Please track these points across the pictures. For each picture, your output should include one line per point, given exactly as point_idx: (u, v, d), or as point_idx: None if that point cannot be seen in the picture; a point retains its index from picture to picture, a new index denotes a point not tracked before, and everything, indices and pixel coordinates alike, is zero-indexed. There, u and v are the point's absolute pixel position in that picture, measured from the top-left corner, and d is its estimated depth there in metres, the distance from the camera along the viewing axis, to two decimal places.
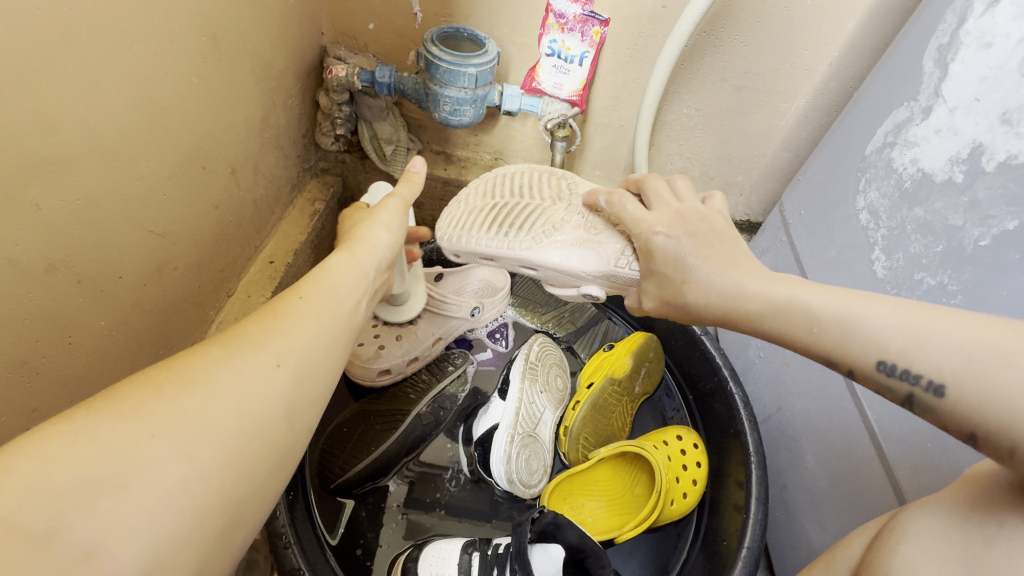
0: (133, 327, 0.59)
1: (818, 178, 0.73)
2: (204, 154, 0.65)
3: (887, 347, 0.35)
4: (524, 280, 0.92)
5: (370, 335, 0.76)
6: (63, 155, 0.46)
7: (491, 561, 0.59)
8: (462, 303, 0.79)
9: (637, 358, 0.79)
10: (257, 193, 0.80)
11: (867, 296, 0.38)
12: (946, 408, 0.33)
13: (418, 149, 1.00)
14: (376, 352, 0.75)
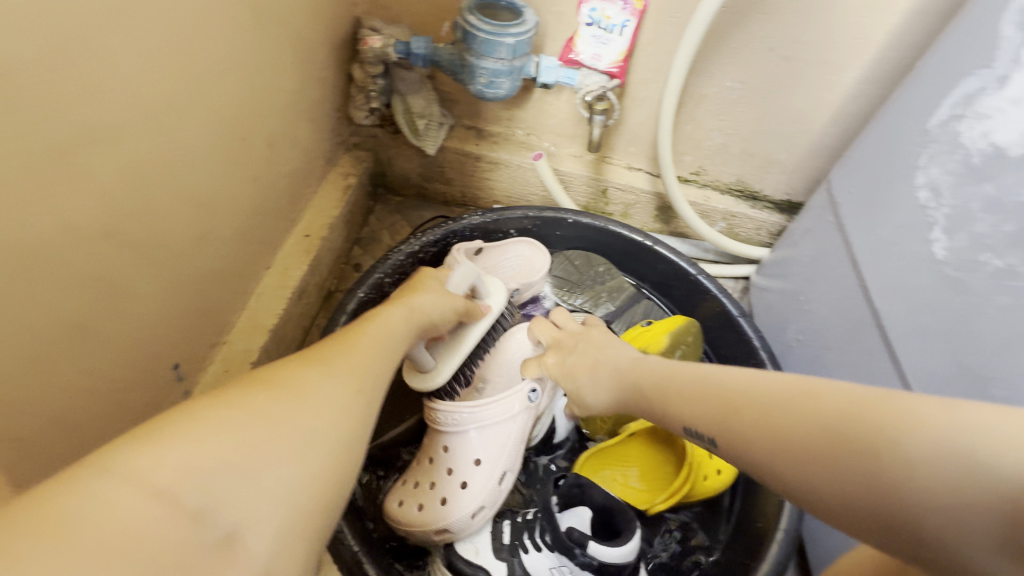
0: (179, 296, 0.61)
1: (871, 156, 0.69)
2: (242, 125, 0.66)
3: (842, 416, 0.32)
4: (561, 260, 0.94)
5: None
6: (111, 124, 0.46)
7: (520, 526, 0.64)
8: None
9: (674, 339, 0.78)
10: (292, 167, 0.81)
11: (807, 402, 0.34)
12: (889, 472, 0.28)
13: (451, 124, 0.99)
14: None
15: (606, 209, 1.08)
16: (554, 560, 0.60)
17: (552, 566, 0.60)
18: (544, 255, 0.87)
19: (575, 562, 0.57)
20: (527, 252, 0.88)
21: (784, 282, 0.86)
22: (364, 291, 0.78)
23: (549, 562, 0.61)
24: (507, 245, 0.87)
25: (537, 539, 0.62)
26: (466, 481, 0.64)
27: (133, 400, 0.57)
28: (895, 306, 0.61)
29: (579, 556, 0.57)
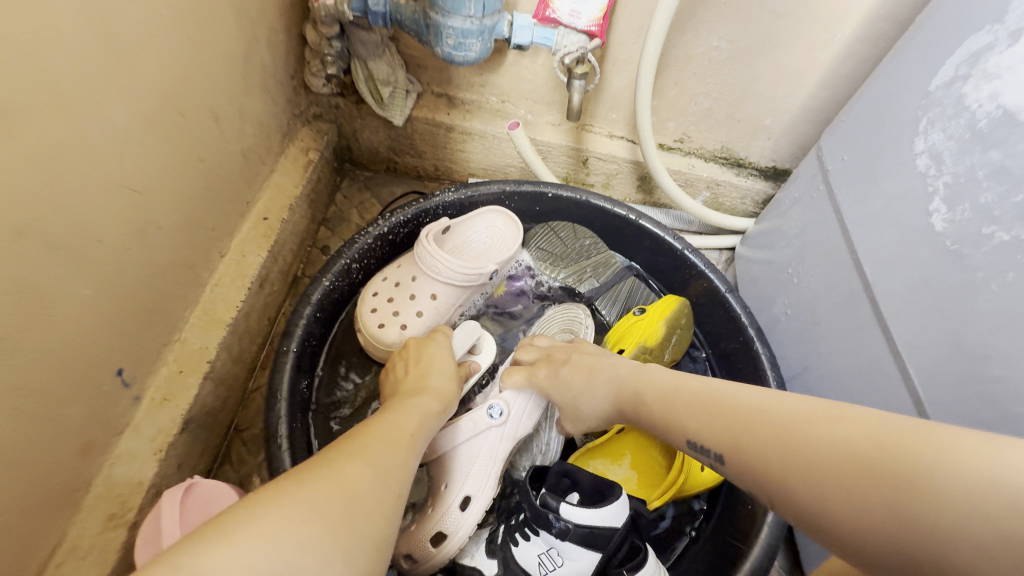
0: (121, 294, 0.54)
1: (866, 120, 0.64)
2: (182, 97, 0.58)
3: (862, 455, 0.32)
4: (547, 231, 0.85)
5: (387, 312, 0.72)
6: (14, 98, 0.39)
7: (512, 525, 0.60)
8: (483, 273, 0.74)
9: (670, 325, 0.74)
10: (245, 142, 0.73)
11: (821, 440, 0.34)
12: (918, 504, 0.28)
13: (419, 92, 0.92)
14: (399, 334, 0.71)
15: (587, 180, 1.03)
16: (542, 545, 0.56)
17: (540, 552, 0.56)
18: (515, 224, 0.82)
19: (553, 532, 0.53)
20: (498, 222, 0.83)
21: (770, 253, 0.83)
22: (331, 278, 0.72)
23: (537, 549, 0.56)
24: (474, 218, 0.82)
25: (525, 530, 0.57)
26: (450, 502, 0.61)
27: (76, 415, 0.50)
28: (888, 282, 0.58)
29: (555, 522, 0.53)
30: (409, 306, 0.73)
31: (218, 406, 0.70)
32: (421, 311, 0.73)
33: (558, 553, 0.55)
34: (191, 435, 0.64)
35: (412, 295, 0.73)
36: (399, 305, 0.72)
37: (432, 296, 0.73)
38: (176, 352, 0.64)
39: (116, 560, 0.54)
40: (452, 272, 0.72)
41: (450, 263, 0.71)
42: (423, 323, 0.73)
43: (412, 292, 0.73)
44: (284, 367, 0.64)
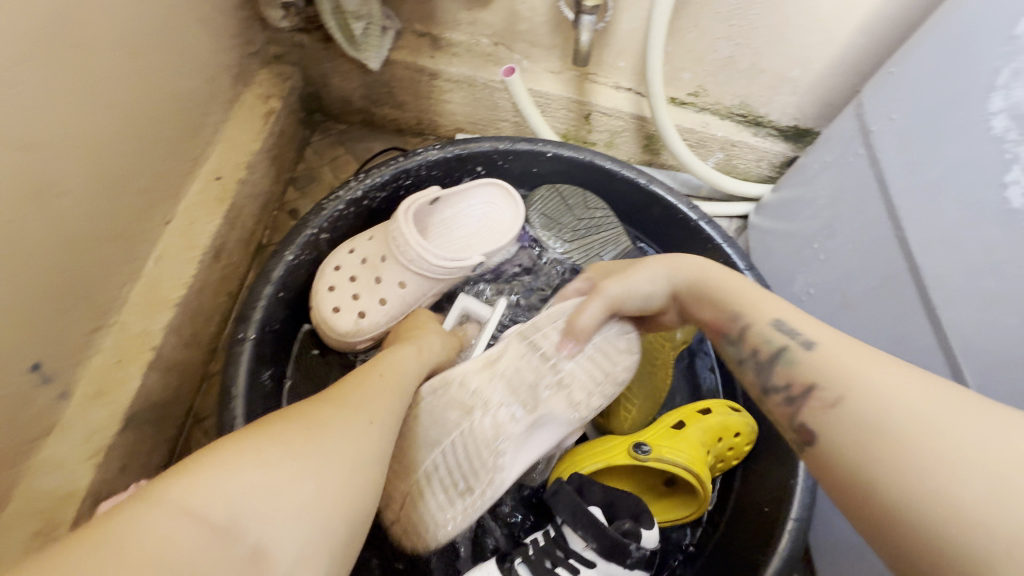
0: (20, 274, 0.44)
1: (926, 72, 0.54)
2: (84, 21, 0.45)
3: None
4: (554, 196, 0.76)
5: (346, 295, 0.64)
6: None
7: (541, 555, 0.54)
8: (461, 263, 0.64)
9: None
10: (183, 85, 0.60)
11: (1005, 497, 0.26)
12: None
13: (396, 29, 0.78)
14: (355, 322, 0.64)
15: (589, 138, 0.91)
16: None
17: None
18: (517, 203, 0.73)
19: (629, 563, 0.51)
20: (498, 199, 0.73)
21: (792, 224, 0.74)
22: (295, 252, 0.62)
23: None
24: (466, 195, 0.72)
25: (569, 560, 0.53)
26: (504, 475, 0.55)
27: None
28: (945, 263, 0.51)
29: (635, 552, 0.51)
30: (372, 292, 0.64)
31: (170, 396, 0.61)
32: (386, 299, 0.64)
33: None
34: (135, 433, 0.56)
35: (378, 279, 0.64)
36: (362, 289, 0.64)
37: (398, 283, 0.63)
38: (112, 338, 0.55)
39: None
40: (421, 259, 0.62)
41: (424, 253, 0.62)
42: (385, 313, 0.64)
43: (377, 276, 0.64)
44: (240, 358, 0.56)
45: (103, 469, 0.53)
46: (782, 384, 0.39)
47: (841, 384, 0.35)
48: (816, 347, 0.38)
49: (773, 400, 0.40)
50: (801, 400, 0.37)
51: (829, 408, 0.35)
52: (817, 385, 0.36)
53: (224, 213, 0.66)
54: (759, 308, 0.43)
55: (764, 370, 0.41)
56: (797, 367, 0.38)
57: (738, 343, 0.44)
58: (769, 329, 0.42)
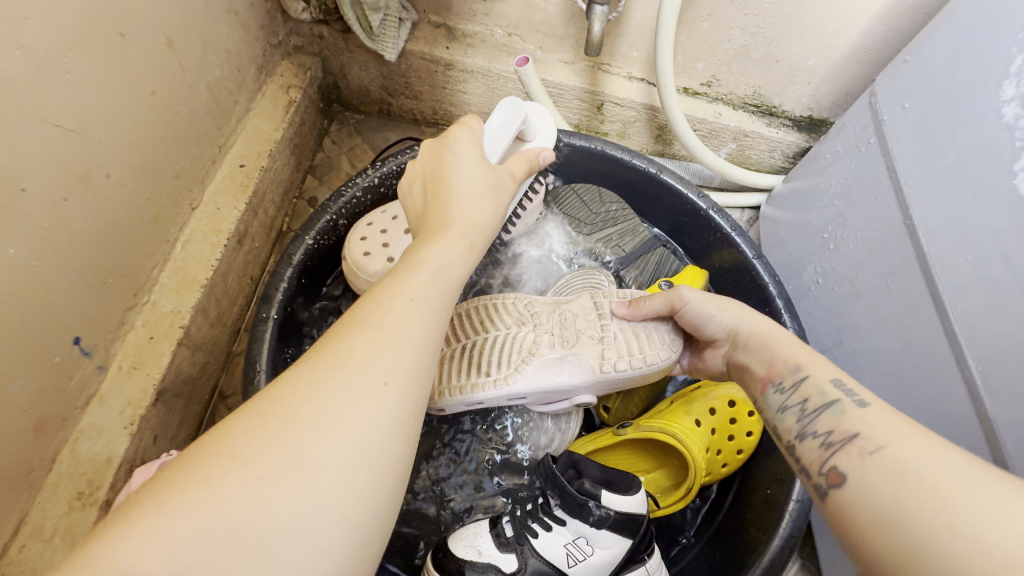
0: (63, 253, 0.47)
1: (939, 61, 0.54)
2: (121, 14, 0.48)
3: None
4: (569, 193, 0.81)
5: (376, 243, 0.64)
6: None
7: (523, 518, 0.56)
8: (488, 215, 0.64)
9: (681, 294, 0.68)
10: (210, 75, 0.63)
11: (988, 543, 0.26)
12: None
13: (413, 21, 0.80)
14: (383, 265, 0.64)
15: (602, 128, 0.92)
16: (568, 535, 0.54)
17: (566, 542, 0.54)
18: (538, 180, 0.70)
19: (590, 521, 0.52)
20: None
21: (803, 215, 0.75)
22: (315, 236, 0.65)
23: (562, 540, 0.54)
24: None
25: (546, 520, 0.55)
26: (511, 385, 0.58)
27: (20, 390, 0.45)
28: (953, 250, 0.51)
29: (593, 511, 0.52)
30: (400, 240, 0.64)
31: (197, 373, 0.65)
32: (412, 247, 0.64)
33: (587, 543, 0.53)
34: (166, 406, 0.60)
35: (405, 229, 0.64)
36: (390, 236, 0.64)
37: (426, 230, 0.64)
38: (145, 316, 0.58)
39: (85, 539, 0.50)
40: None
41: None
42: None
43: (405, 225, 0.64)
44: (264, 336, 0.59)
45: (138, 439, 0.56)
46: (821, 432, 0.38)
47: (887, 435, 0.34)
48: (868, 408, 0.37)
49: (808, 444, 0.39)
50: (839, 446, 0.36)
51: (867, 454, 0.34)
52: (862, 435, 0.35)
53: (247, 200, 0.69)
54: (824, 365, 0.42)
55: (807, 418, 0.40)
56: (845, 420, 0.37)
57: (788, 391, 0.43)
58: (827, 384, 0.41)
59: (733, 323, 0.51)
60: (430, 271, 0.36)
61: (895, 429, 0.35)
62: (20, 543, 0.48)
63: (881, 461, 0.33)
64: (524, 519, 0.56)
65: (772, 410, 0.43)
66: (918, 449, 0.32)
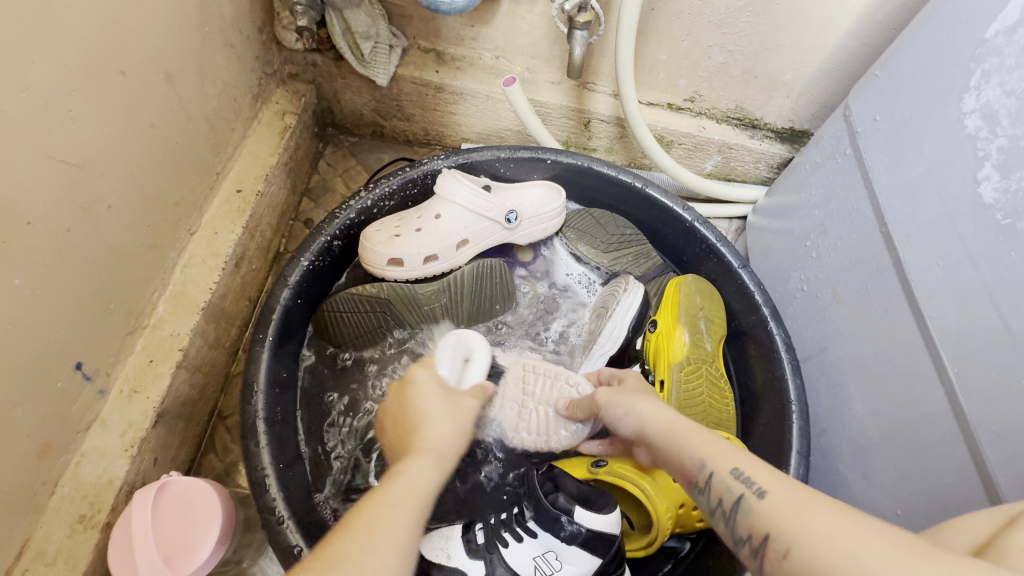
0: (69, 282, 0.49)
1: (904, 76, 0.57)
2: (122, 53, 0.51)
3: None
4: (586, 217, 0.79)
5: (391, 225, 0.69)
6: None
7: (496, 527, 0.58)
8: (496, 204, 0.69)
9: (688, 319, 0.69)
10: (208, 105, 0.65)
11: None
12: None
13: (404, 47, 0.83)
14: (390, 239, 0.67)
15: (589, 144, 0.95)
16: (538, 547, 0.55)
17: (535, 555, 0.54)
18: (561, 195, 0.74)
19: (560, 535, 0.54)
20: (541, 196, 0.74)
21: (787, 223, 0.76)
22: (310, 257, 0.67)
23: (532, 552, 0.55)
24: (520, 189, 0.73)
25: (518, 530, 0.56)
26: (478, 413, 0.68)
27: (24, 416, 0.47)
28: (927, 257, 0.53)
29: (566, 525, 0.53)
30: (411, 223, 0.68)
31: (196, 394, 0.66)
32: (423, 229, 0.67)
33: (556, 558, 0.54)
34: (165, 427, 0.61)
35: (419, 215, 0.69)
36: (405, 218, 0.69)
37: (436, 213, 0.68)
38: (145, 340, 0.60)
39: (87, 562, 0.51)
40: (463, 191, 0.68)
41: (460, 181, 0.68)
42: (419, 239, 0.67)
43: (420, 213, 0.69)
44: (262, 355, 0.60)
45: (139, 461, 0.57)
46: (745, 537, 0.36)
47: (790, 532, 0.33)
48: (768, 499, 0.36)
49: (743, 553, 0.36)
50: (762, 551, 0.34)
51: (783, 559, 0.33)
52: (772, 536, 0.34)
53: (245, 224, 0.71)
54: (721, 454, 0.40)
55: (730, 524, 0.37)
56: (756, 518, 0.35)
57: (704, 492, 0.39)
58: (730, 479, 0.38)
59: (644, 423, 0.48)
60: (406, 481, 0.40)
61: (792, 513, 0.34)
62: (23, 566, 0.49)
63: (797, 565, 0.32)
64: (498, 529, 0.57)
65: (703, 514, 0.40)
66: (820, 532, 0.32)
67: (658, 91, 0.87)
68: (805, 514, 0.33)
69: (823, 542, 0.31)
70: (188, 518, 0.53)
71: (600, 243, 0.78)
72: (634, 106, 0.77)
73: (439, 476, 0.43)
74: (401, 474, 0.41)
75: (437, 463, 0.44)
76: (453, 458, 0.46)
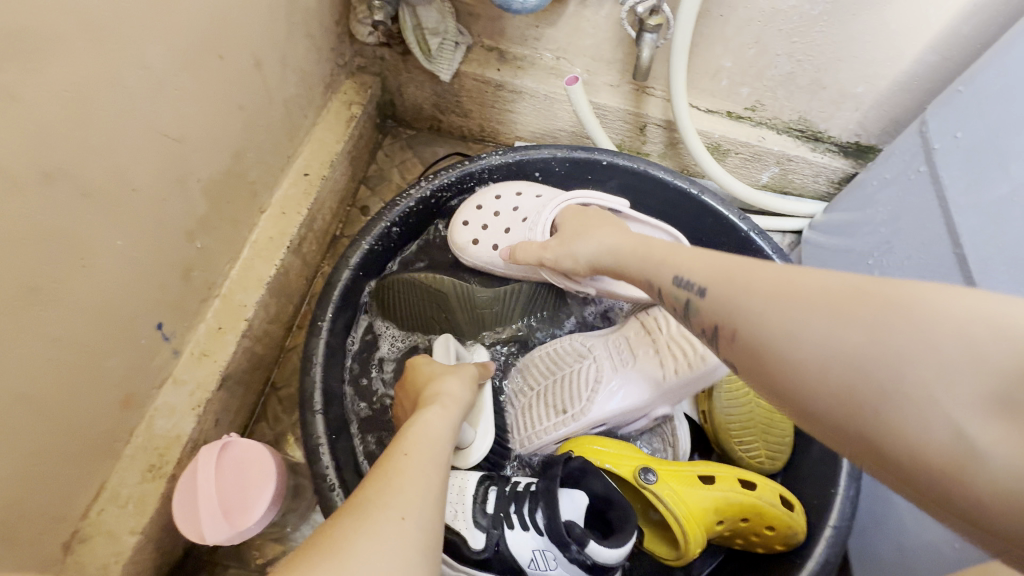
0: (161, 248, 0.53)
1: (991, 93, 0.54)
2: (222, 38, 0.54)
3: None
4: None
5: (474, 226, 0.74)
6: (52, 37, 0.37)
7: (508, 497, 0.58)
8: None
9: None
10: (287, 92, 0.69)
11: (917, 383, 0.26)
12: None
13: (469, 45, 0.85)
14: (468, 243, 0.74)
15: (643, 149, 0.95)
16: (540, 542, 0.55)
17: (535, 547, 0.55)
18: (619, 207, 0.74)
19: (566, 554, 0.53)
20: None
21: (848, 241, 0.74)
22: (371, 241, 0.69)
23: (532, 543, 0.55)
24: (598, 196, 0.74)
25: (526, 517, 0.56)
26: (598, 404, 0.65)
27: (114, 366, 0.51)
28: (1007, 282, 0.51)
29: (573, 552, 0.53)
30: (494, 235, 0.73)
31: (256, 362, 0.70)
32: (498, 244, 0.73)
33: (553, 557, 0.55)
34: (228, 392, 0.65)
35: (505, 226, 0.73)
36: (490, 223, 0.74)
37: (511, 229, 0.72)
38: (216, 308, 0.64)
39: (155, 508, 0.55)
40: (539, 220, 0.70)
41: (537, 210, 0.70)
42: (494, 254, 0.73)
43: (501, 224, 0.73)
44: (321, 331, 0.63)
45: (204, 420, 0.61)
46: (698, 332, 0.39)
47: (737, 315, 0.35)
48: (706, 293, 0.38)
49: (700, 344, 0.39)
50: (711, 335, 0.37)
51: (732, 340, 0.35)
52: (719, 324, 0.36)
53: (310, 206, 0.74)
54: (666, 268, 0.44)
55: (687, 324, 0.40)
56: (704, 312, 0.38)
57: (660, 302, 0.44)
58: (673, 287, 0.42)
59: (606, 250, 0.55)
60: (423, 426, 0.44)
61: (736, 297, 0.36)
62: (99, 507, 0.53)
63: (744, 342, 0.34)
64: (507, 506, 0.57)
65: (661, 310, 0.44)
66: (792, 326, 0.31)
67: (719, 99, 0.86)
68: (739, 301, 0.35)
69: (769, 321, 0.32)
70: (244, 480, 0.56)
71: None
72: (688, 113, 0.77)
73: (448, 422, 0.47)
74: (418, 421, 0.45)
75: (442, 408, 0.48)
76: (460, 408, 0.50)
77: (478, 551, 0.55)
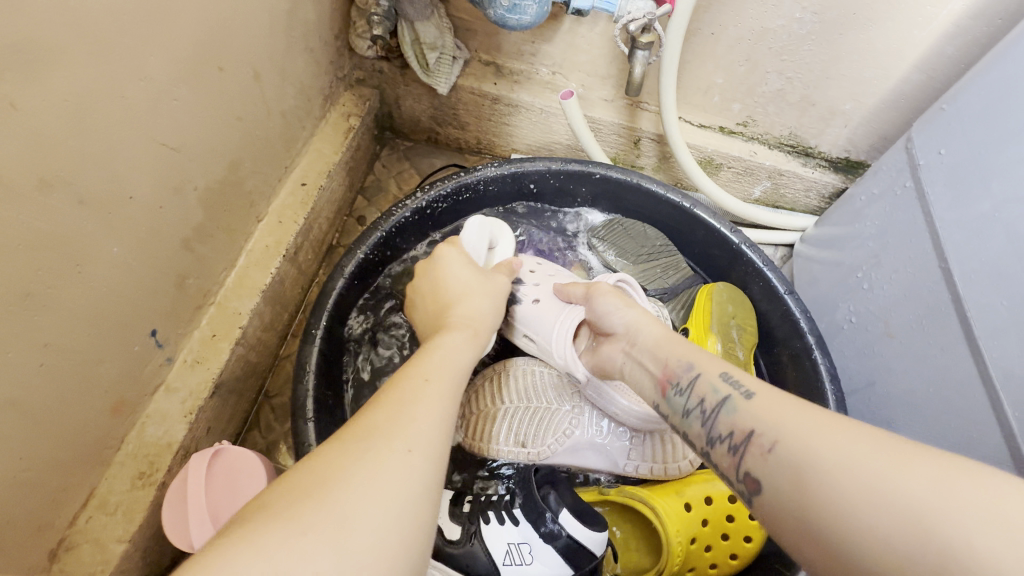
0: (156, 255, 0.54)
1: (975, 112, 0.55)
2: (222, 51, 0.55)
3: None
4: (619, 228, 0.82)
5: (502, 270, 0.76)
6: (54, 49, 0.38)
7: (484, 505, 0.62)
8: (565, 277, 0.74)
9: (721, 326, 0.72)
10: (286, 103, 0.70)
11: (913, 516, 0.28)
12: None
13: (465, 59, 0.86)
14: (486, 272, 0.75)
15: (637, 162, 0.96)
16: (516, 536, 0.59)
17: (510, 541, 0.59)
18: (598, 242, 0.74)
19: (539, 530, 0.59)
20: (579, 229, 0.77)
21: (837, 254, 0.75)
22: (366, 250, 0.70)
23: (509, 537, 0.59)
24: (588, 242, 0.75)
25: (502, 514, 0.61)
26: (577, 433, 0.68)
27: (106, 373, 0.51)
28: (990, 296, 0.52)
29: (547, 522, 0.59)
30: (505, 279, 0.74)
31: (250, 371, 0.70)
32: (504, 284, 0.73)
33: (528, 552, 0.58)
34: (220, 399, 0.65)
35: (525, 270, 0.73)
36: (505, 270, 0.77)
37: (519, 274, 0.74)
38: (211, 316, 0.64)
39: (143, 516, 0.55)
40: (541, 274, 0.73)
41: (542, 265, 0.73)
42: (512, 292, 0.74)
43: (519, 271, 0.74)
44: (314, 340, 0.64)
45: (195, 427, 0.61)
46: (726, 434, 0.41)
47: (778, 431, 0.37)
48: (754, 397, 0.41)
49: (717, 449, 0.41)
50: (743, 448, 0.39)
51: (766, 454, 0.37)
52: (755, 433, 0.38)
53: (307, 215, 0.75)
54: (712, 362, 0.46)
55: (710, 423, 0.43)
56: (737, 416, 0.41)
57: (684, 393, 0.46)
58: (717, 380, 0.44)
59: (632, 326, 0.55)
60: (446, 353, 0.44)
61: (776, 412, 0.39)
62: (88, 514, 0.53)
63: (780, 455, 0.36)
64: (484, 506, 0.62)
65: (677, 415, 0.46)
66: (841, 464, 0.32)
67: (711, 114, 0.88)
68: (799, 426, 0.36)
69: (826, 460, 0.33)
70: (235, 484, 0.57)
71: (629, 254, 0.82)
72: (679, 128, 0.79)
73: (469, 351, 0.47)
74: (436, 346, 0.45)
75: (469, 336, 0.49)
76: (482, 332, 0.52)
77: (453, 542, 0.59)
